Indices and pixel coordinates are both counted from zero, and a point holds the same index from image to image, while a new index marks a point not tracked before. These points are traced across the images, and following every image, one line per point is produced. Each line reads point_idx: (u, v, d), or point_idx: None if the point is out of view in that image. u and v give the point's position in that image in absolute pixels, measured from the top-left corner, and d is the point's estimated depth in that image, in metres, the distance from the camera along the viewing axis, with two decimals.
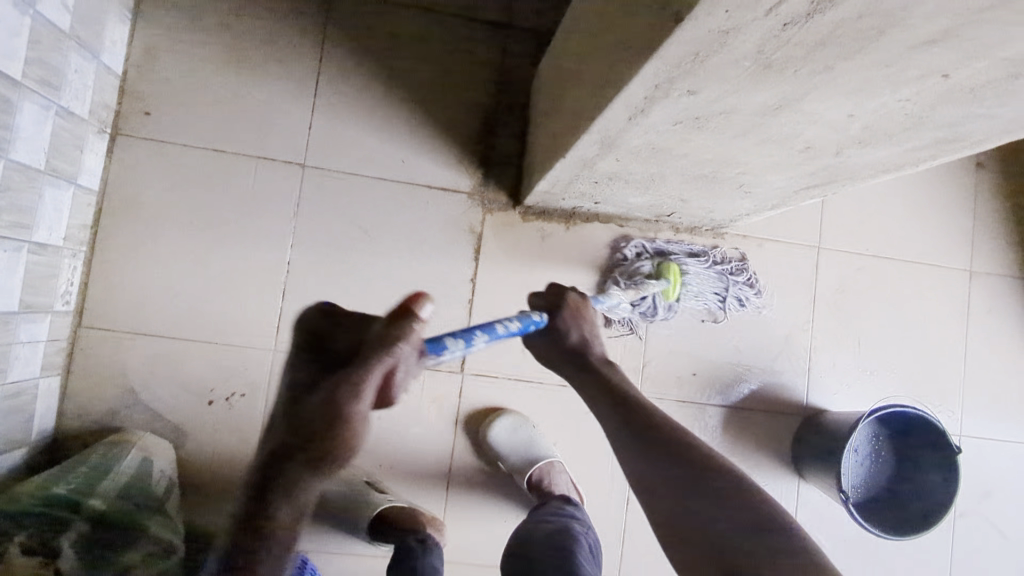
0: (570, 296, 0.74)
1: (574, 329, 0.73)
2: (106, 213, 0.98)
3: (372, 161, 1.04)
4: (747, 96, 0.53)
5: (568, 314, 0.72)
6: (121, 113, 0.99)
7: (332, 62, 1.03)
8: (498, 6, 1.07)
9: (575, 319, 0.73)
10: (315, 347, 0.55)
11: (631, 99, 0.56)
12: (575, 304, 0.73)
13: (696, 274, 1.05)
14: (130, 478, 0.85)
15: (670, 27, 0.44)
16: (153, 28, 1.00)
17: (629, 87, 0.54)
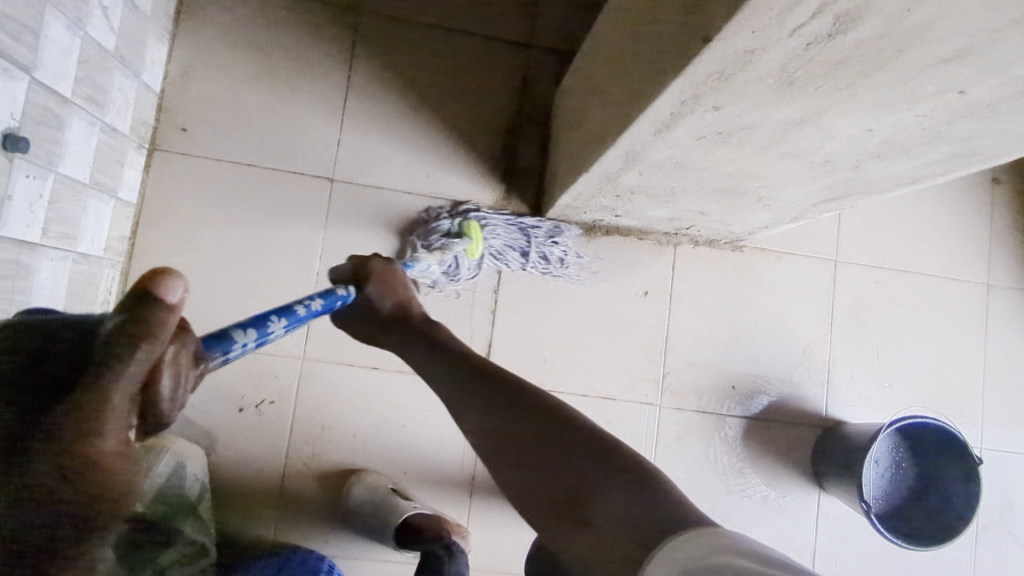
0: (378, 266, 0.73)
1: (383, 295, 0.72)
2: (143, 225, 1.01)
3: (398, 176, 1.07)
4: (770, 112, 0.56)
5: (378, 280, 0.72)
6: (158, 128, 1.03)
7: (361, 80, 1.07)
8: (520, 26, 1.11)
9: (388, 287, 0.73)
10: (4, 384, 0.41)
11: (657, 114, 0.59)
12: (382, 271, 0.73)
13: (496, 229, 1.05)
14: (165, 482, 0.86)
15: (699, 47, 0.46)
16: (190, 47, 1.04)
17: (655, 103, 0.56)
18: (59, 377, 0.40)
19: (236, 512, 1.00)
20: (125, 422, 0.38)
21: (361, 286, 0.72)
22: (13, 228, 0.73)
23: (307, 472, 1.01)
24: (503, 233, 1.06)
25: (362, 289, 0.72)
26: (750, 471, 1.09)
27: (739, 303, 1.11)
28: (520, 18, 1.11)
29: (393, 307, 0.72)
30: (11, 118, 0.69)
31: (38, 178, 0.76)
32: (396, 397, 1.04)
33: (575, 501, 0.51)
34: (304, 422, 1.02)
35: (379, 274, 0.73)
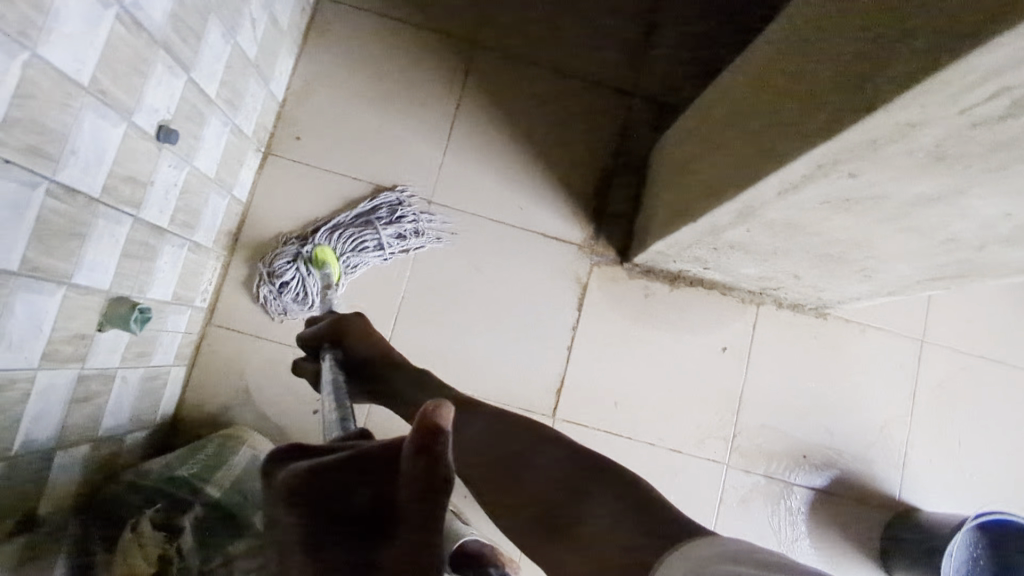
0: (354, 320, 0.84)
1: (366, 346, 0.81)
2: (248, 224, 1.06)
3: (493, 204, 1.10)
4: (908, 185, 0.56)
5: (351, 331, 0.82)
6: (275, 135, 1.09)
7: (468, 110, 1.11)
8: (627, 75, 1.14)
9: (369, 338, 0.82)
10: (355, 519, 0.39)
11: (789, 175, 0.60)
12: (357, 324, 0.83)
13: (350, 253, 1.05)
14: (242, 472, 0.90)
15: (858, 115, 0.47)
16: (314, 63, 1.10)
17: (791, 164, 0.58)
18: (372, 504, 0.39)
19: None
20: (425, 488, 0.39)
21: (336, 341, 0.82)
22: (150, 212, 0.77)
23: None
24: (339, 241, 1.04)
25: (339, 345, 0.82)
26: (814, 546, 1.05)
27: (818, 371, 1.09)
28: (628, 67, 1.14)
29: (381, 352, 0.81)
30: (167, 110, 0.74)
31: (177, 169, 0.80)
32: None
33: (557, 522, 0.54)
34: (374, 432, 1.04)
35: (344, 328, 0.83)
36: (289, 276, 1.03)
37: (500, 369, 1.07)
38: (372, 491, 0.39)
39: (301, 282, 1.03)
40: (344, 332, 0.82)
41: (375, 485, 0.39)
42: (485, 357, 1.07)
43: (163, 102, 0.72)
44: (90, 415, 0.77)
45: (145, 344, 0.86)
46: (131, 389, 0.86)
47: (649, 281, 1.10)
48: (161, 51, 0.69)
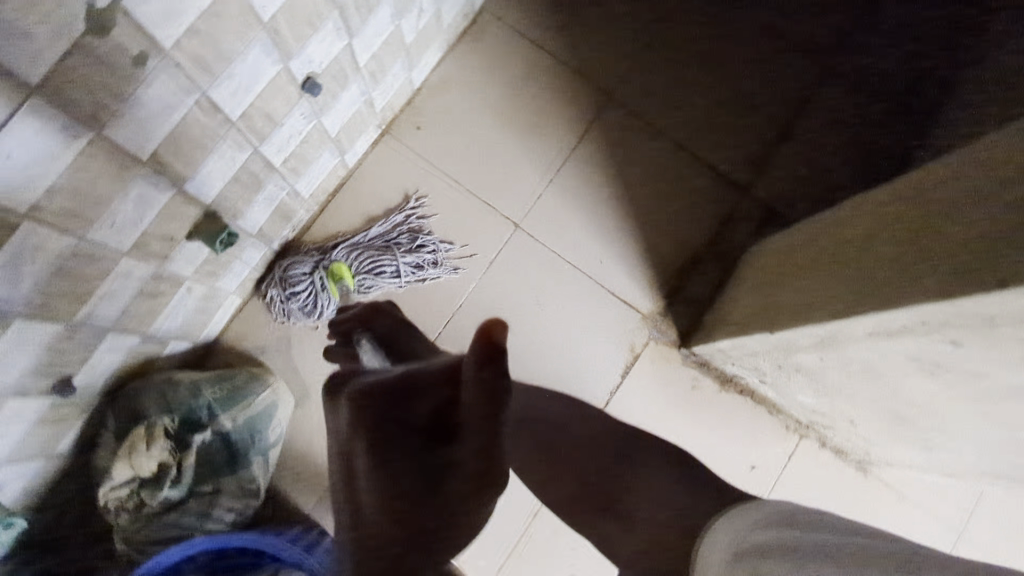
0: (387, 308, 0.85)
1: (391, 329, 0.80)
2: (346, 190, 1.10)
3: (575, 249, 1.11)
4: (1006, 373, 0.54)
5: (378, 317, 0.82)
6: (399, 117, 1.13)
7: (582, 154, 1.13)
8: (745, 171, 1.14)
9: (393, 323, 0.81)
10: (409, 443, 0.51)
11: (886, 321, 0.58)
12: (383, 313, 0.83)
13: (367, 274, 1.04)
14: (252, 417, 0.90)
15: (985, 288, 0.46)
16: (457, 65, 1.14)
17: (894, 311, 0.56)
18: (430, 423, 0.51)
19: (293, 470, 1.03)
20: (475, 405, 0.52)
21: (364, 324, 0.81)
22: (269, 149, 0.81)
23: None
24: (356, 260, 1.03)
25: (364, 329, 0.80)
26: None
27: None
28: (749, 164, 1.14)
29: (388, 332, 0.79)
30: (319, 64, 0.78)
31: (306, 118, 0.84)
32: None
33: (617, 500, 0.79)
34: None
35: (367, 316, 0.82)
36: (302, 287, 1.00)
37: None
38: (432, 406, 0.52)
39: (313, 295, 1.01)
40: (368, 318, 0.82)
41: (440, 403, 0.52)
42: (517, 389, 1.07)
43: (319, 56, 0.76)
44: (150, 312, 0.80)
45: (218, 266, 0.89)
46: (191, 302, 0.89)
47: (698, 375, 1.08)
48: (336, 12, 0.73)
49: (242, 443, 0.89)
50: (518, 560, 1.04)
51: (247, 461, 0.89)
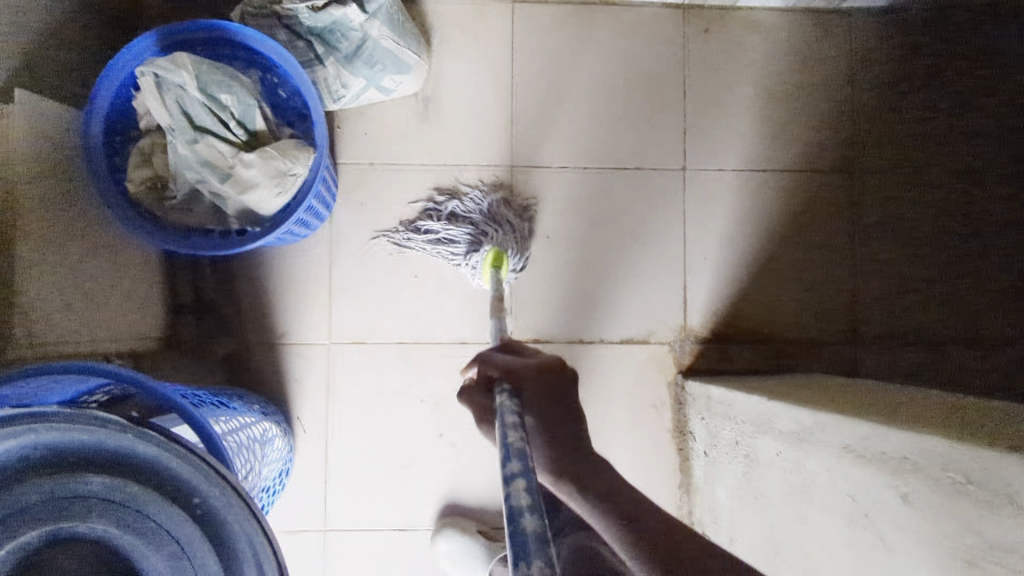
0: (536, 363, 0.71)
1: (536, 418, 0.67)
2: (609, 10, 1.10)
3: (700, 232, 1.09)
4: (909, 549, 0.53)
5: (530, 382, 0.70)
6: (703, 9, 1.10)
7: (783, 182, 1.10)
8: (873, 331, 1.08)
9: (548, 386, 0.70)
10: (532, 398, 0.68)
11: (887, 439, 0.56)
12: (521, 366, 0.71)
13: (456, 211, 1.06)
14: (360, 22, 0.87)
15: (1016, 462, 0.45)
16: (782, 25, 1.11)
17: (904, 437, 0.54)
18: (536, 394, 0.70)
19: (360, 124, 1.06)
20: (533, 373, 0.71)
21: (512, 382, 0.70)
22: None
23: (403, 185, 1.07)
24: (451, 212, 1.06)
25: (515, 394, 0.68)
26: None
27: None
28: (880, 330, 1.08)
29: (567, 407, 0.69)
30: None
31: None
32: None
33: None
34: (452, 177, 1.08)
35: (513, 371, 0.70)
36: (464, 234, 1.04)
37: (540, 280, 1.08)
38: None
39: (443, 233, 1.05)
40: (516, 372, 0.70)
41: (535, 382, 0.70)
42: (548, 260, 1.08)
43: None
44: None
45: None
46: None
47: (668, 403, 1.07)
48: None
49: (371, 54, 0.91)
50: (410, 352, 1.05)
51: (319, 36, 0.88)
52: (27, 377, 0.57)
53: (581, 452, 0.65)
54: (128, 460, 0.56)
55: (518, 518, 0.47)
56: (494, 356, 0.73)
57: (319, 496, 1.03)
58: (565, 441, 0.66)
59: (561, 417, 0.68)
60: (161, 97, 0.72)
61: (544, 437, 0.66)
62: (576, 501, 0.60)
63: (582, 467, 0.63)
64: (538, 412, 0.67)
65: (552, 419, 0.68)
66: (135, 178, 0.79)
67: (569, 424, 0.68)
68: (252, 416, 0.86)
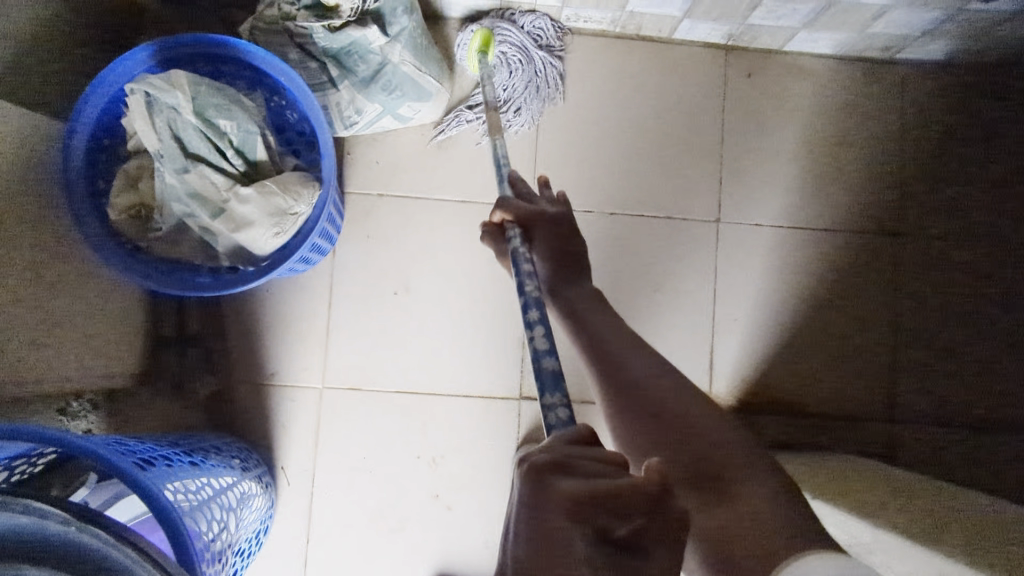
0: (550, 211, 0.71)
1: (545, 262, 0.69)
2: (647, 45, 1.02)
3: (731, 290, 1.00)
4: None
5: (541, 228, 0.70)
6: (747, 51, 1.03)
7: (823, 242, 1.02)
8: (913, 409, 1.00)
9: (558, 232, 0.70)
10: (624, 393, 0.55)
11: None
12: (533, 211, 0.70)
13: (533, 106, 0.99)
14: (379, 45, 0.80)
15: None
16: (830, 73, 1.03)
17: None
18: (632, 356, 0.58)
19: (371, 151, 0.99)
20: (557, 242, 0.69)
21: (525, 230, 0.69)
22: None
23: (413, 219, 0.99)
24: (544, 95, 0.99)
25: (525, 239, 0.69)
26: None
27: None
28: (920, 408, 1.00)
29: (576, 256, 0.69)
30: None
31: None
32: (494, 304, 0.99)
33: None
34: (466, 213, 0.99)
35: (528, 218, 0.70)
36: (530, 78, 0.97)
37: None
38: None
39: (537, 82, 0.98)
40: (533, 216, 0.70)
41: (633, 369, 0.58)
42: None
43: None
44: None
45: None
46: None
47: None
48: None
49: (389, 79, 0.84)
50: (407, 402, 0.96)
51: (333, 58, 0.81)
52: None
53: (580, 280, 0.69)
54: (68, 554, 0.47)
55: (546, 380, 0.51)
56: (512, 201, 0.71)
57: (298, 557, 0.93)
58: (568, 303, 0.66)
59: (565, 249, 0.69)
60: (151, 118, 0.63)
61: (547, 271, 0.68)
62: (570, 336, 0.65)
63: (579, 307, 0.66)
64: (546, 254, 0.69)
65: (561, 257, 0.69)
66: (118, 204, 0.70)
67: (569, 242, 0.70)
68: (229, 475, 0.77)
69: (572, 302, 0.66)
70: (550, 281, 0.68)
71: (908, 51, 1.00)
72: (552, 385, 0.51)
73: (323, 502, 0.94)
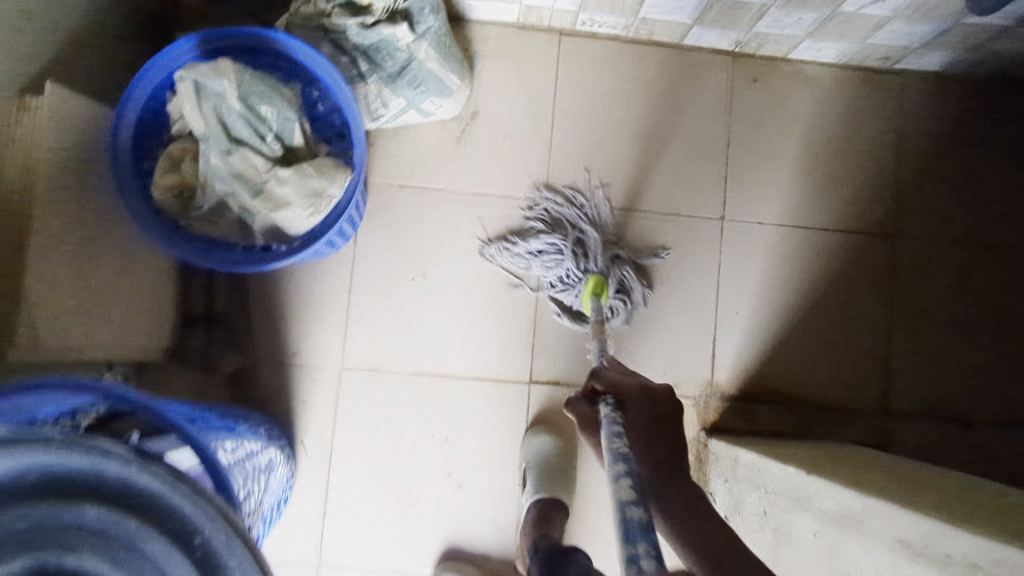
0: (649, 386, 0.64)
1: (639, 430, 0.61)
2: (658, 51, 1.08)
3: (734, 285, 1.05)
4: None
5: (638, 401, 0.63)
6: (753, 58, 1.08)
7: (823, 241, 1.06)
8: (905, 402, 1.04)
9: (652, 396, 0.63)
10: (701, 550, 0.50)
11: (949, 539, 0.52)
12: (629, 383, 0.65)
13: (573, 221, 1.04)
14: (407, 42, 0.85)
15: None
16: (832, 81, 1.08)
17: (970, 538, 0.51)
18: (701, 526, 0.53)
19: (394, 144, 1.03)
20: (655, 411, 0.62)
21: (619, 402, 0.64)
22: None
23: (432, 210, 1.04)
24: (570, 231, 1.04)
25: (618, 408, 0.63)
26: None
27: None
28: (912, 401, 1.04)
29: (671, 420, 0.62)
30: None
31: None
32: (508, 293, 1.03)
33: None
34: (483, 205, 1.04)
35: (622, 390, 0.65)
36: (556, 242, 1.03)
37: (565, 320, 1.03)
38: None
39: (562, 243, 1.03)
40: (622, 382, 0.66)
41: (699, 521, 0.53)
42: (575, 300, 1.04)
43: None
44: None
45: None
46: None
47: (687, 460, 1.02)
48: None
49: (414, 75, 0.89)
50: (423, 384, 1.01)
51: (364, 53, 0.86)
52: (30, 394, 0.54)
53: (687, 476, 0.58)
54: (125, 491, 0.53)
55: (631, 530, 0.48)
56: (606, 371, 0.68)
57: (315, 528, 0.98)
58: (665, 464, 0.58)
59: (666, 433, 0.61)
60: (199, 103, 0.68)
61: (645, 465, 0.59)
62: (665, 523, 0.55)
63: (676, 479, 0.57)
64: (641, 439, 0.60)
65: (664, 445, 0.60)
66: (162, 183, 0.74)
67: (672, 427, 0.62)
68: (257, 442, 0.82)
69: (687, 498, 0.56)
70: (650, 478, 0.58)
71: (907, 61, 1.05)
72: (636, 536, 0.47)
73: (340, 477, 0.98)
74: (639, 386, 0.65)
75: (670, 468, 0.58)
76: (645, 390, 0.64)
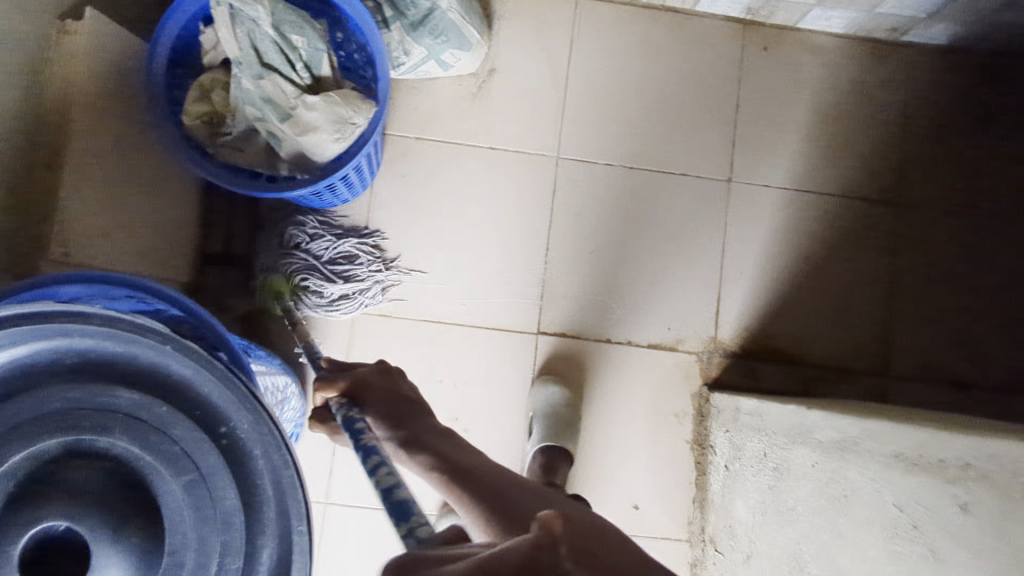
0: (371, 369, 0.64)
1: (382, 422, 0.58)
2: (671, 16, 1.10)
3: (740, 245, 1.08)
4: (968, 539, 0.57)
5: (376, 380, 0.63)
6: (763, 26, 1.11)
7: (828, 205, 1.09)
8: (905, 365, 1.06)
9: (387, 398, 0.61)
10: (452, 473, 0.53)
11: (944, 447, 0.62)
12: (359, 373, 0.63)
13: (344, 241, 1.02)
14: None
15: None
16: (840, 51, 1.11)
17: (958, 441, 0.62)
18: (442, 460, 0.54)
19: (411, 98, 1.06)
20: (386, 390, 0.62)
21: (354, 395, 0.61)
22: None
23: (445, 162, 1.06)
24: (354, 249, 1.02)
25: (353, 405, 0.59)
26: None
27: None
28: (911, 365, 1.06)
29: (409, 398, 0.62)
30: None
31: None
32: (517, 246, 1.06)
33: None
34: (496, 160, 1.07)
35: (356, 387, 0.62)
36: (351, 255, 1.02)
37: (573, 274, 1.06)
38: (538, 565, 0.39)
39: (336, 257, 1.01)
40: (358, 384, 0.62)
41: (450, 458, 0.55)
42: (583, 255, 1.06)
43: None
44: None
45: None
46: None
47: (689, 414, 1.05)
48: None
49: (436, 24, 0.92)
50: (433, 332, 1.03)
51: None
52: (85, 282, 0.59)
53: (425, 425, 0.59)
54: (156, 377, 0.55)
55: (407, 505, 0.47)
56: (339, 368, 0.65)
57: (323, 467, 1.00)
58: (410, 435, 0.57)
59: (403, 406, 0.60)
60: (233, 28, 0.71)
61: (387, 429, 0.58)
62: (425, 475, 0.53)
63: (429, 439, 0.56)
64: (381, 411, 0.59)
65: (399, 415, 0.59)
66: (193, 110, 0.77)
67: (409, 400, 0.62)
68: (272, 367, 0.85)
69: (436, 443, 0.56)
70: (401, 442, 0.56)
71: (913, 33, 1.08)
72: (412, 509, 0.47)
73: None
74: (366, 373, 0.63)
75: (416, 438, 0.56)
76: (367, 372, 0.63)
